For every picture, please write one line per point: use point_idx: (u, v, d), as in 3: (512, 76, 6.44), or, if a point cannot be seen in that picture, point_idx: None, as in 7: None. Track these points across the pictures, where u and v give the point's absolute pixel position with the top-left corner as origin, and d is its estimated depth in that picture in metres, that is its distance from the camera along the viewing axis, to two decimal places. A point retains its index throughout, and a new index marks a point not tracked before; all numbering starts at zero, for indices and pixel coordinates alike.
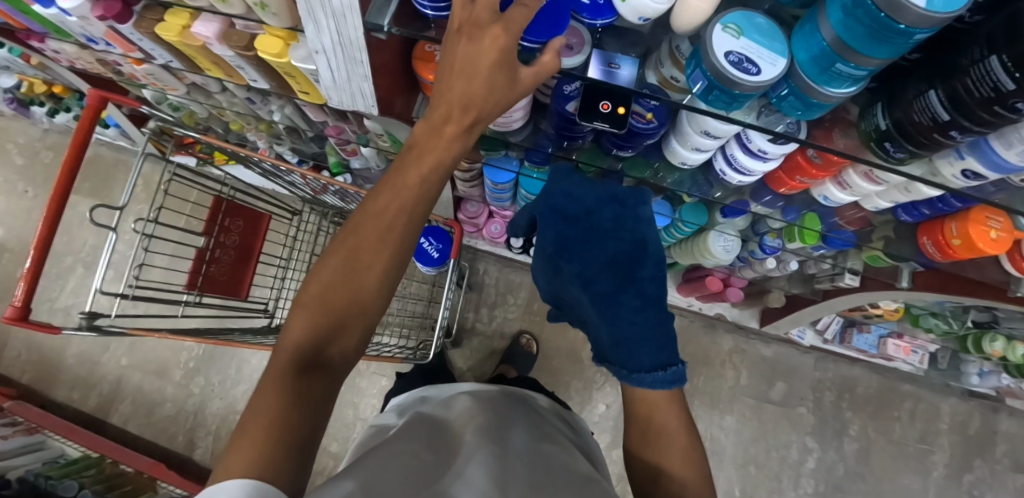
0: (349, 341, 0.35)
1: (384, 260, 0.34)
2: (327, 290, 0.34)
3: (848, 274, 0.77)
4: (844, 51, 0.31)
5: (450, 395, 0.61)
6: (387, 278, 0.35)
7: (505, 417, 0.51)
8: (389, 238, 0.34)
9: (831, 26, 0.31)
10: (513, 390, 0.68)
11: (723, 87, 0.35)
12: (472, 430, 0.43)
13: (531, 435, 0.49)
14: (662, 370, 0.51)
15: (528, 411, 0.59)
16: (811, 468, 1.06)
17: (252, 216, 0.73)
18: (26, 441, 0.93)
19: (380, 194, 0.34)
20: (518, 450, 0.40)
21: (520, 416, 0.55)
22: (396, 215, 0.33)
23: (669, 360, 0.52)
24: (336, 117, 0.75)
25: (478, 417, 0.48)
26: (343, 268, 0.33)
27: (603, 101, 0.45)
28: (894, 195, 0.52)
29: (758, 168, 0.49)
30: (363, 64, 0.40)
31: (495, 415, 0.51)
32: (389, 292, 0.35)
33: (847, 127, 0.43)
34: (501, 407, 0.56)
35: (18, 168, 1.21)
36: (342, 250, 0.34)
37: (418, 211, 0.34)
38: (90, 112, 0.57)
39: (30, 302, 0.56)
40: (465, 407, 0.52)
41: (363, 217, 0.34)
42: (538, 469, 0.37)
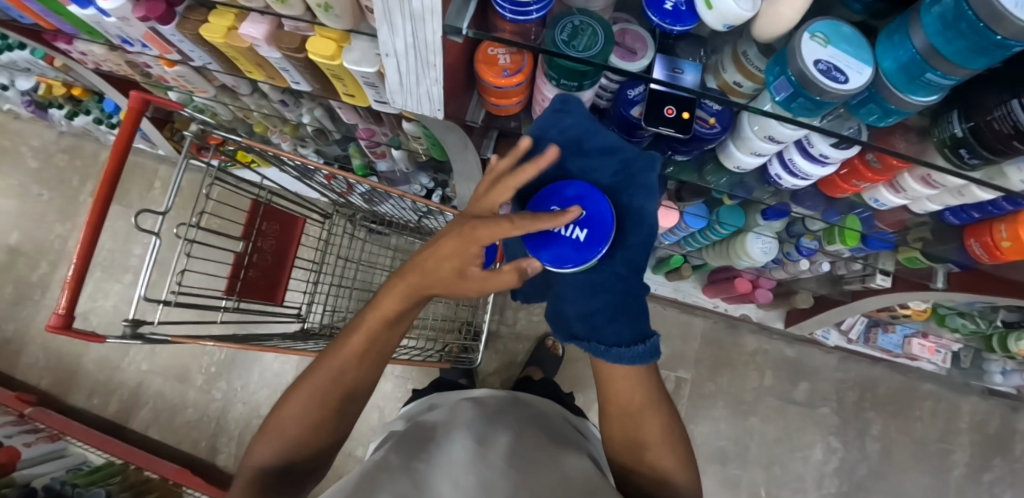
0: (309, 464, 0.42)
1: (340, 395, 0.41)
2: (292, 419, 0.41)
3: (880, 274, 0.78)
4: (936, 61, 0.31)
5: (454, 403, 0.62)
6: (341, 409, 0.42)
7: (508, 422, 0.53)
8: (345, 378, 0.41)
9: (924, 35, 0.31)
10: (519, 395, 0.67)
11: (808, 93, 0.36)
12: (470, 438, 0.45)
13: (533, 436, 0.50)
14: (643, 343, 0.40)
15: (531, 413, 0.60)
16: (834, 468, 1.06)
17: (286, 220, 0.72)
18: (50, 448, 0.91)
19: (345, 338, 0.42)
20: (513, 455, 0.42)
21: (523, 419, 0.56)
22: (356, 356, 0.41)
23: (646, 330, 0.42)
24: (370, 119, 0.74)
25: (479, 422, 0.50)
26: (317, 389, 0.41)
27: (668, 106, 0.45)
28: (946, 198, 0.51)
29: (816, 172, 0.49)
30: (436, 68, 0.39)
31: (497, 421, 0.52)
32: (343, 416, 0.43)
33: (911, 131, 0.44)
34: (504, 411, 0.57)
35: (32, 171, 1.20)
36: (307, 385, 0.41)
37: (373, 355, 0.42)
38: (132, 115, 0.56)
39: (73, 310, 0.55)
40: (469, 415, 0.53)
41: (328, 355, 0.42)
42: (529, 473, 0.39)
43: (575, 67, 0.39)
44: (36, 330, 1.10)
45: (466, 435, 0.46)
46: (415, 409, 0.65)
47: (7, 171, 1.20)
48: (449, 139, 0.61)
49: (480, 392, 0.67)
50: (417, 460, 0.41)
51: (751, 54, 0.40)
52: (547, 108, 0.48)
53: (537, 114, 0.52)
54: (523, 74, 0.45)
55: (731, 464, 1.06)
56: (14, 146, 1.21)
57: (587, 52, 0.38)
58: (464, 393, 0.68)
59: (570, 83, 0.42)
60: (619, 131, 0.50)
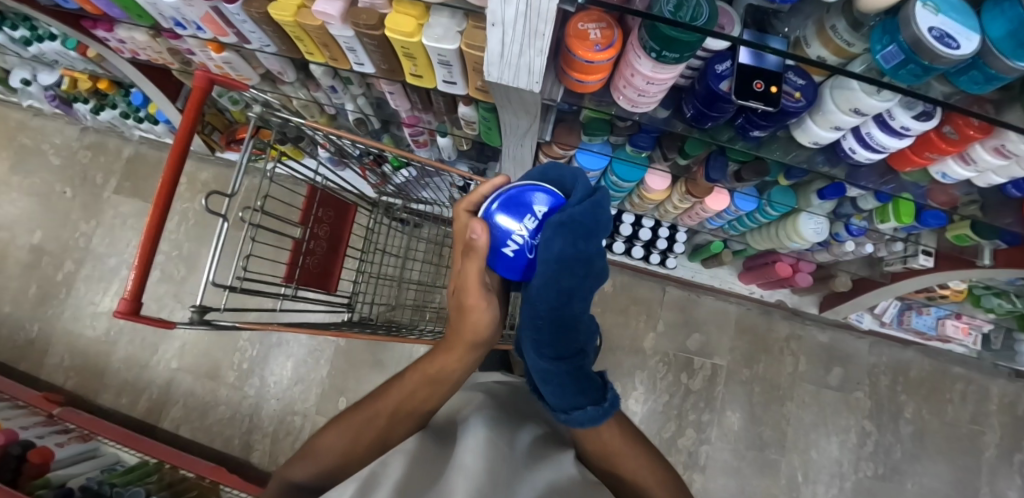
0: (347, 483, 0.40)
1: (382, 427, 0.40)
2: (332, 444, 0.40)
3: (922, 255, 0.79)
4: None
5: (460, 386, 0.59)
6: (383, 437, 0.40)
7: (515, 414, 0.51)
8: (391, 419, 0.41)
9: None
10: (524, 381, 0.65)
11: (919, 60, 0.37)
12: (477, 422, 0.44)
13: (538, 433, 0.48)
14: (573, 413, 0.42)
15: (536, 406, 0.57)
16: (869, 451, 1.09)
17: (340, 207, 0.72)
18: (82, 448, 0.89)
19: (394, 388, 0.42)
20: (513, 446, 0.42)
21: (528, 412, 0.54)
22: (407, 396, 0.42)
23: (579, 402, 0.42)
24: (420, 105, 0.74)
25: (488, 410, 0.48)
26: (357, 419, 0.41)
27: (757, 80, 0.45)
28: (1015, 170, 0.51)
29: (894, 144, 0.50)
30: (544, 37, 0.38)
31: (504, 411, 0.50)
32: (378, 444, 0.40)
33: (1001, 98, 0.43)
34: (513, 403, 0.54)
35: (55, 169, 1.18)
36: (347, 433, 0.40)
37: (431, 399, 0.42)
38: (197, 94, 0.55)
39: (138, 296, 0.52)
40: (477, 400, 0.51)
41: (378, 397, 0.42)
42: (533, 468, 0.39)
43: (678, 36, 0.39)
44: (62, 330, 1.09)
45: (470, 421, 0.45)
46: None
47: (28, 169, 1.18)
48: (512, 121, 0.61)
49: (493, 375, 0.64)
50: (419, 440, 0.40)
51: (840, 28, 0.42)
52: (633, 83, 0.48)
53: (618, 92, 0.51)
54: (613, 49, 0.45)
55: (768, 449, 1.08)
56: (36, 144, 1.19)
57: (694, 22, 0.38)
58: (472, 377, 0.64)
59: (671, 54, 0.41)
60: (701, 106, 0.50)
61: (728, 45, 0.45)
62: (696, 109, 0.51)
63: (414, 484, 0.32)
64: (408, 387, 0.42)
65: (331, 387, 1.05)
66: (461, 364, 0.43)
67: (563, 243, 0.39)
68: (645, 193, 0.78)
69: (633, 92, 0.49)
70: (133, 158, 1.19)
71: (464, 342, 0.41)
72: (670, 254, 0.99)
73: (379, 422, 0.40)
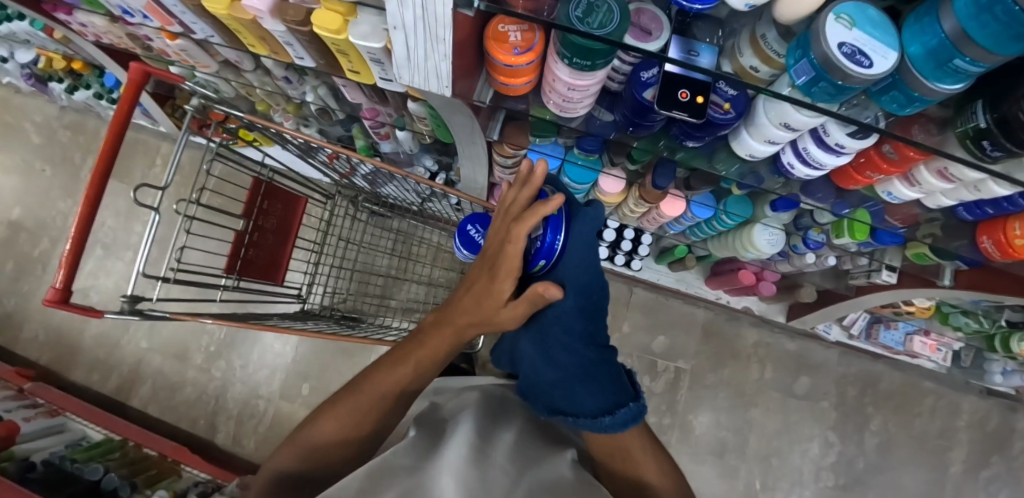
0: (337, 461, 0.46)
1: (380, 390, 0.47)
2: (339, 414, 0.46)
3: (885, 270, 0.76)
4: (965, 46, 0.30)
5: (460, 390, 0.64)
6: (387, 405, 0.47)
7: (513, 419, 0.55)
8: (390, 397, 0.47)
9: (954, 20, 0.30)
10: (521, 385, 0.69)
11: (830, 78, 0.35)
12: (473, 423, 0.48)
13: (531, 433, 0.53)
14: (612, 414, 0.47)
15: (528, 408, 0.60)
16: (831, 461, 1.09)
17: (288, 199, 0.71)
18: (49, 423, 0.93)
19: (401, 361, 0.48)
20: (515, 449, 0.46)
21: (523, 416, 0.58)
22: (412, 364, 0.48)
23: (620, 401, 0.47)
24: (374, 98, 0.72)
25: (490, 417, 0.52)
26: (344, 407, 0.47)
27: (682, 89, 0.43)
28: (962, 193, 0.49)
29: (831, 162, 0.48)
30: (445, 42, 0.37)
31: (503, 417, 0.54)
32: (375, 411, 0.47)
33: (929, 122, 0.41)
34: (511, 408, 0.59)
35: (35, 147, 1.20)
36: (353, 401, 0.47)
37: (427, 372, 0.50)
38: (132, 87, 0.55)
39: (70, 284, 0.53)
40: (475, 403, 0.56)
41: (383, 363, 0.49)
42: (530, 463, 0.44)
43: (587, 43, 0.37)
44: (38, 306, 1.12)
45: (468, 423, 0.48)
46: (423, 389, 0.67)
47: (10, 145, 1.20)
48: (454, 118, 0.60)
49: (485, 381, 0.68)
50: (425, 444, 0.43)
51: (770, 38, 0.40)
52: (556, 89, 0.46)
53: (546, 96, 0.50)
54: (533, 53, 0.43)
55: (729, 455, 1.08)
56: (17, 121, 1.21)
57: (602, 29, 0.36)
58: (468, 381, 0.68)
59: (583, 62, 0.40)
60: (631, 115, 0.49)
61: (654, 52, 0.41)
62: (626, 116, 0.50)
63: (413, 476, 0.36)
64: (399, 375, 0.48)
65: (294, 373, 1.07)
66: (450, 345, 0.49)
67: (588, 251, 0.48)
68: (600, 196, 0.77)
69: (559, 98, 0.48)
70: None
71: (454, 327, 0.47)
72: (634, 256, 0.98)
73: (377, 397, 0.47)
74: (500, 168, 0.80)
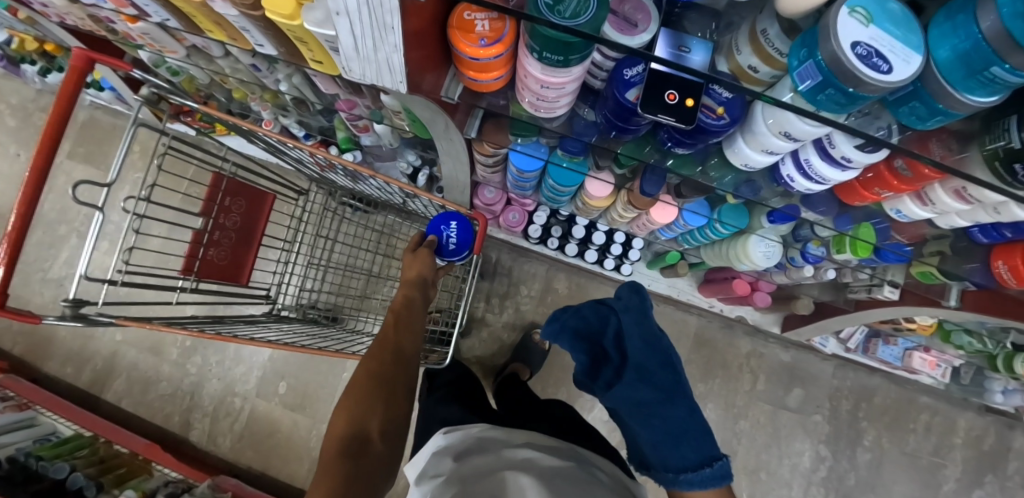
0: (378, 421, 0.42)
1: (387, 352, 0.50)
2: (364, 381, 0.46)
3: (887, 286, 0.73)
4: (1008, 52, 0.24)
5: (500, 443, 0.51)
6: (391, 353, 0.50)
7: (584, 483, 0.43)
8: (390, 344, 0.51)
9: (998, 18, 0.24)
10: (579, 449, 0.54)
11: (839, 84, 0.29)
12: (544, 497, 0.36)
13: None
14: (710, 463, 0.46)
15: (593, 470, 0.48)
16: (822, 476, 1.07)
17: (254, 196, 0.67)
18: (19, 417, 0.96)
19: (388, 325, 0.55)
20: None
21: (595, 482, 0.44)
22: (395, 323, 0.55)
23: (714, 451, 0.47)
24: (349, 90, 0.66)
25: (559, 484, 0.40)
26: (357, 397, 0.44)
27: (670, 91, 0.38)
28: (979, 215, 0.45)
29: (835, 176, 0.43)
30: (395, 30, 0.32)
31: (574, 480, 0.42)
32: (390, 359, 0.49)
33: (949, 137, 0.37)
34: (583, 472, 0.46)
35: (11, 130, 1.16)
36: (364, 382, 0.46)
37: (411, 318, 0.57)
38: (73, 76, 0.47)
39: (8, 285, 0.46)
40: (528, 463, 0.44)
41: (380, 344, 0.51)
42: None
43: (561, 37, 0.32)
44: (17, 296, 1.13)
45: None
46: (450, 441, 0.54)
47: None
48: (425, 114, 0.56)
49: (529, 436, 0.54)
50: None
51: (772, 33, 0.34)
52: (529, 86, 0.42)
53: (520, 93, 0.45)
54: (504, 45, 0.38)
55: None
56: None
57: (575, 20, 0.31)
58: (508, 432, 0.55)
59: (553, 56, 0.35)
60: (614, 118, 0.44)
61: (643, 45, 0.35)
62: (609, 119, 0.45)
63: None
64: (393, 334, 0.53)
65: (271, 371, 1.09)
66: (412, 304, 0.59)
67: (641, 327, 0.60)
68: (587, 199, 0.74)
69: (533, 96, 0.43)
70: (87, 123, 1.18)
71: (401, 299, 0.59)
72: (625, 260, 0.97)
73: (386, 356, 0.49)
74: (482, 167, 0.75)
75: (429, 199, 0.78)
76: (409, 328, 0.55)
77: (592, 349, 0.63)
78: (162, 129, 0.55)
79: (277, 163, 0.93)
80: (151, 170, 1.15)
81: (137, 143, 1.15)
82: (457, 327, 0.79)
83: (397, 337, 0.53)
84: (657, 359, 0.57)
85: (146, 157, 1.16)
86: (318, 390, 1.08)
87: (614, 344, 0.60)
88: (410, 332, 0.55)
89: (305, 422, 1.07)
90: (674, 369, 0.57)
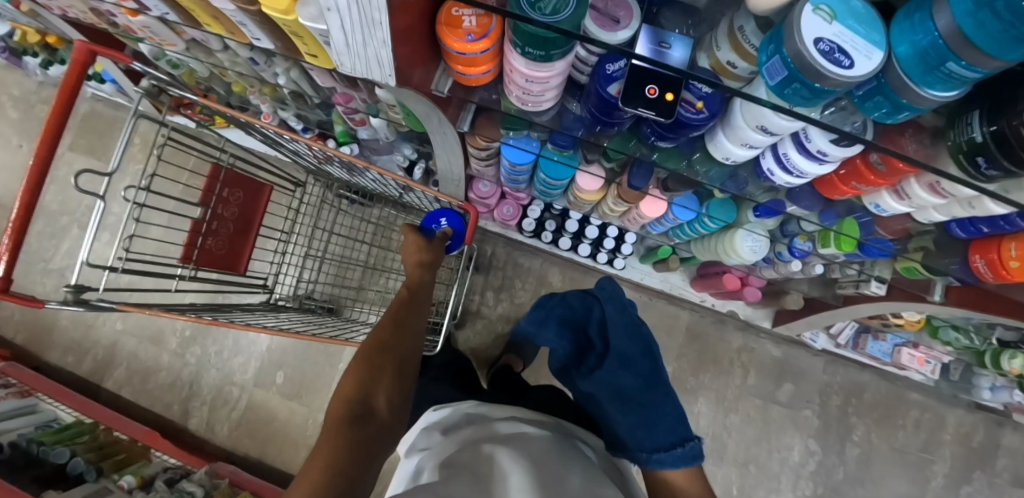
0: (384, 394, 0.43)
1: (395, 324, 0.51)
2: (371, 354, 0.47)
3: (874, 281, 0.74)
4: (962, 48, 0.25)
5: (485, 416, 0.54)
6: (400, 327, 0.51)
7: (558, 449, 0.45)
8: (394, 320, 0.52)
9: (953, 15, 0.25)
10: (562, 421, 0.57)
11: (805, 80, 0.30)
12: (517, 458, 0.40)
13: (587, 468, 0.44)
14: (682, 447, 0.48)
15: (574, 440, 0.51)
16: (811, 470, 1.09)
17: (251, 187, 0.69)
18: (20, 404, 0.98)
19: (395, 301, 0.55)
20: (562, 486, 0.38)
21: (571, 447, 0.48)
22: (404, 298, 0.56)
23: (686, 435, 0.49)
24: (345, 84, 0.67)
25: (530, 449, 0.43)
26: (365, 368, 0.45)
27: (651, 85, 0.39)
28: (955, 209, 0.46)
29: (813, 170, 0.45)
30: (382, 26, 0.34)
31: (552, 445, 0.46)
32: (397, 332, 0.50)
33: (921, 131, 0.38)
34: (560, 441, 0.48)
35: (14, 122, 1.18)
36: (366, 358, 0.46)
37: (418, 296, 0.58)
38: (75, 68, 0.48)
39: (11, 272, 0.47)
40: (509, 432, 0.48)
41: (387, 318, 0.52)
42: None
43: (541, 33, 0.34)
44: (20, 286, 1.15)
45: (513, 458, 0.40)
46: (438, 417, 0.57)
47: None
48: (418, 108, 0.57)
49: (513, 410, 0.57)
50: (468, 484, 0.35)
51: (749, 30, 0.35)
52: (515, 80, 0.43)
53: (508, 87, 0.46)
54: (490, 40, 0.39)
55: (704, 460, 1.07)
56: None
57: (555, 17, 0.32)
58: (494, 407, 0.58)
59: (536, 52, 0.36)
60: (598, 112, 0.45)
61: (623, 41, 0.36)
62: (594, 113, 0.46)
63: None
64: (398, 311, 0.53)
65: (269, 361, 1.11)
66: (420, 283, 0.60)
67: (621, 317, 0.63)
68: (578, 192, 0.75)
69: (519, 90, 0.44)
70: (88, 116, 1.20)
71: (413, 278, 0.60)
72: (618, 254, 0.98)
73: (395, 325, 0.51)
74: (475, 160, 0.76)
75: (423, 191, 0.79)
76: (415, 307, 0.56)
77: (577, 338, 0.66)
78: (161, 121, 0.57)
79: (275, 156, 0.95)
80: (150, 162, 1.17)
81: (137, 135, 1.17)
82: (450, 317, 0.80)
83: (404, 310, 0.54)
84: (639, 349, 0.60)
85: (147, 150, 1.18)
86: (315, 380, 1.10)
87: (599, 333, 0.63)
88: (417, 309, 0.55)
89: (301, 411, 1.09)
90: (652, 357, 0.60)
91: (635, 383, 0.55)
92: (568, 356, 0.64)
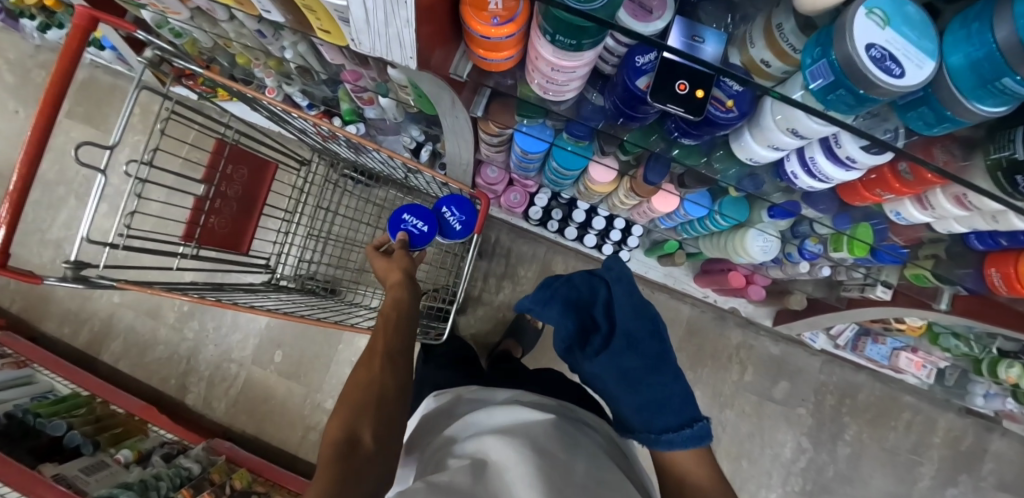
0: (373, 426, 0.39)
1: (382, 344, 0.48)
2: (357, 389, 0.43)
3: (880, 286, 0.73)
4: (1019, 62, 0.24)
5: (487, 401, 0.55)
6: (388, 348, 0.48)
7: (562, 436, 0.45)
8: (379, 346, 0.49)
9: (1013, 26, 0.24)
10: (564, 405, 0.58)
11: (850, 86, 0.29)
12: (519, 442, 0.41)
13: (589, 452, 0.45)
14: (689, 428, 0.49)
15: (578, 425, 0.52)
16: (801, 467, 1.11)
17: (256, 164, 0.67)
18: (17, 374, 0.97)
19: (382, 315, 0.54)
20: (564, 474, 0.38)
21: (574, 430, 0.49)
22: (390, 312, 0.54)
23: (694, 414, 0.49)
24: (355, 61, 0.65)
25: (533, 436, 0.43)
26: (348, 409, 0.40)
27: (680, 80, 0.38)
28: (977, 222, 0.45)
29: (839, 176, 0.44)
30: (407, 5, 0.32)
31: (553, 428, 0.47)
32: (386, 359, 0.47)
33: (951, 141, 0.37)
34: (563, 423, 0.49)
35: (10, 87, 1.14)
36: (350, 401, 0.41)
37: (402, 303, 0.56)
38: (76, 34, 0.46)
39: (9, 246, 0.46)
40: (510, 414, 0.49)
41: (374, 345, 0.49)
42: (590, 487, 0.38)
43: (575, 21, 0.32)
44: (16, 255, 1.13)
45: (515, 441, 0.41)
46: (442, 401, 0.58)
47: None
48: (433, 90, 0.55)
49: (515, 393, 0.58)
50: (469, 473, 0.36)
51: (787, 28, 0.34)
52: (540, 68, 0.41)
53: (530, 75, 0.45)
54: (516, 25, 0.37)
55: None
56: None
57: (590, 4, 0.30)
58: (496, 392, 0.59)
59: (566, 40, 0.35)
60: (622, 105, 0.44)
61: (654, 32, 0.34)
62: (617, 106, 0.45)
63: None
64: (382, 331, 0.51)
65: (268, 340, 1.11)
66: (402, 291, 0.58)
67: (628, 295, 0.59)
68: (590, 184, 0.74)
69: (542, 78, 0.43)
70: (86, 83, 1.16)
71: (393, 275, 0.61)
72: (623, 247, 0.98)
73: (383, 347, 0.48)
74: (486, 146, 0.74)
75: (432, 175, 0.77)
76: (403, 326, 0.53)
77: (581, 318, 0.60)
78: (166, 92, 0.54)
79: (279, 131, 0.92)
80: (152, 134, 1.14)
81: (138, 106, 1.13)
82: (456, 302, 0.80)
83: (392, 320, 0.53)
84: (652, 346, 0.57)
85: (148, 122, 1.15)
86: (314, 360, 1.10)
87: (604, 314, 0.59)
88: (402, 315, 0.55)
89: (300, 390, 1.09)
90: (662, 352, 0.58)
91: (643, 366, 0.53)
92: (571, 338, 0.59)
